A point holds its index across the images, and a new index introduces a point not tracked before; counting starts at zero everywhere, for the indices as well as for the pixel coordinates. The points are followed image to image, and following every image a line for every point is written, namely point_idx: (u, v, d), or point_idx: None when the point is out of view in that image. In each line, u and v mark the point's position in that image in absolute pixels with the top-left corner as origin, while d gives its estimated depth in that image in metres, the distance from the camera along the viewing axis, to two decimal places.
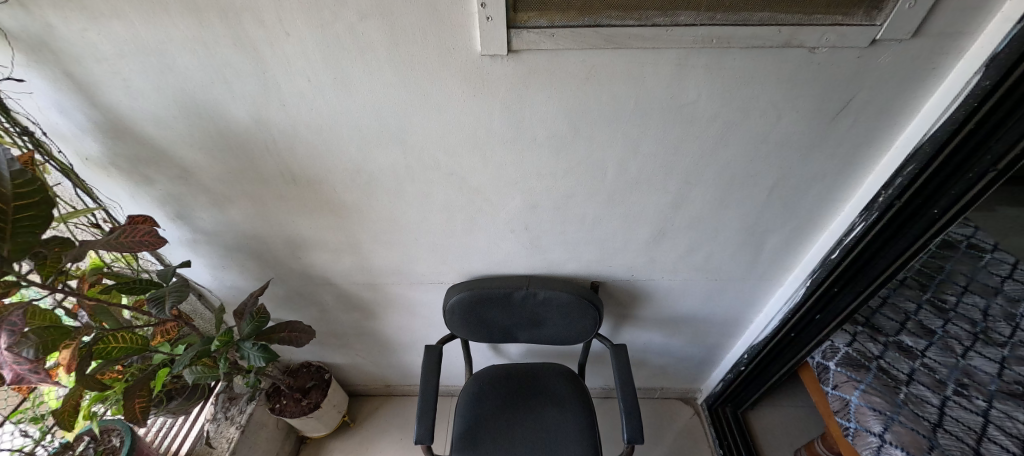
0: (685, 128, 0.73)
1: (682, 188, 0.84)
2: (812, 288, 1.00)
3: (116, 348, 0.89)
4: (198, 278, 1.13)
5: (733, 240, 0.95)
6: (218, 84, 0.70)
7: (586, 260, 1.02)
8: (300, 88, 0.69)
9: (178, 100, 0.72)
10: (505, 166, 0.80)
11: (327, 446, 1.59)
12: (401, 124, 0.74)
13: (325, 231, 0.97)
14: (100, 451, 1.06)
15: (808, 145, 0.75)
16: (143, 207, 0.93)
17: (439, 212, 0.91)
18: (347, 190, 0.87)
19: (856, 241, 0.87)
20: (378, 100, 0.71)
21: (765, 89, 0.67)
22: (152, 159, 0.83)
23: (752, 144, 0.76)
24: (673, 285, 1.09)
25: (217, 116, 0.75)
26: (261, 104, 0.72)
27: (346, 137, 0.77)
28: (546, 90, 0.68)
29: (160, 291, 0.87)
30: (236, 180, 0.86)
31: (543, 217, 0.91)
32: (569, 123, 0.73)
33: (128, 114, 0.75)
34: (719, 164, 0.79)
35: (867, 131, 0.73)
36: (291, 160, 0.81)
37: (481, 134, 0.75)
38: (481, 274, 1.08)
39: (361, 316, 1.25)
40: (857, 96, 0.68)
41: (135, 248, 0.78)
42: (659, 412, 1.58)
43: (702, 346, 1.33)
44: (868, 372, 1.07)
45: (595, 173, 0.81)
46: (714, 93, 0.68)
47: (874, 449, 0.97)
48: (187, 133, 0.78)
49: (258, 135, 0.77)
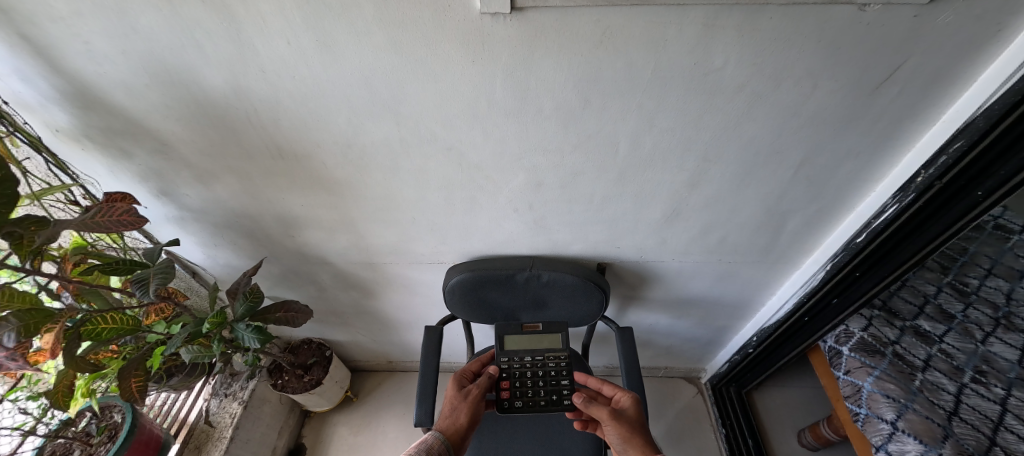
0: (709, 99, 0.66)
1: (700, 165, 0.77)
2: (832, 273, 0.95)
3: (106, 329, 0.86)
4: (190, 256, 1.09)
5: (751, 221, 0.90)
6: (189, 48, 0.63)
7: (593, 241, 0.97)
8: (279, 52, 0.62)
9: (149, 66, 0.66)
10: (508, 140, 0.74)
11: (330, 419, 1.61)
12: (393, 93, 0.67)
13: (318, 209, 0.92)
14: (102, 427, 1.06)
15: (843, 118, 0.68)
16: (124, 183, 0.88)
17: (437, 190, 0.85)
18: (338, 166, 0.81)
19: (886, 224, 0.81)
20: (367, 66, 0.63)
21: (803, 54, 0.59)
22: (128, 131, 0.77)
23: (781, 117, 0.68)
24: (684, 267, 1.04)
25: (193, 84, 0.68)
26: (238, 72, 0.65)
27: (334, 107, 0.70)
28: (555, 54, 0.61)
29: (143, 272, 0.81)
30: (219, 156, 0.80)
31: (549, 195, 0.85)
32: (580, 93, 0.66)
33: (96, 81, 0.69)
34: (742, 140, 0.72)
35: (912, 104, 0.66)
36: (276, 134, 0.75)
37: (481, 106, 0.68)
38: (483, 255, 1.03)
39: (360, 295, 1.22)
40: (906, 64, 0.60)
41: (114, 229, 0.74)
42: (661, 391, 1.57)
43: (710, 327, 1.29)
44: (883, 358, 1.03)
45: (606, 148, 0.74)
46: (744, 59, 0.60)
47: (885, 436, 0.95)
48: (161, 103, 0.71)
49: (239, 105, 0.71)
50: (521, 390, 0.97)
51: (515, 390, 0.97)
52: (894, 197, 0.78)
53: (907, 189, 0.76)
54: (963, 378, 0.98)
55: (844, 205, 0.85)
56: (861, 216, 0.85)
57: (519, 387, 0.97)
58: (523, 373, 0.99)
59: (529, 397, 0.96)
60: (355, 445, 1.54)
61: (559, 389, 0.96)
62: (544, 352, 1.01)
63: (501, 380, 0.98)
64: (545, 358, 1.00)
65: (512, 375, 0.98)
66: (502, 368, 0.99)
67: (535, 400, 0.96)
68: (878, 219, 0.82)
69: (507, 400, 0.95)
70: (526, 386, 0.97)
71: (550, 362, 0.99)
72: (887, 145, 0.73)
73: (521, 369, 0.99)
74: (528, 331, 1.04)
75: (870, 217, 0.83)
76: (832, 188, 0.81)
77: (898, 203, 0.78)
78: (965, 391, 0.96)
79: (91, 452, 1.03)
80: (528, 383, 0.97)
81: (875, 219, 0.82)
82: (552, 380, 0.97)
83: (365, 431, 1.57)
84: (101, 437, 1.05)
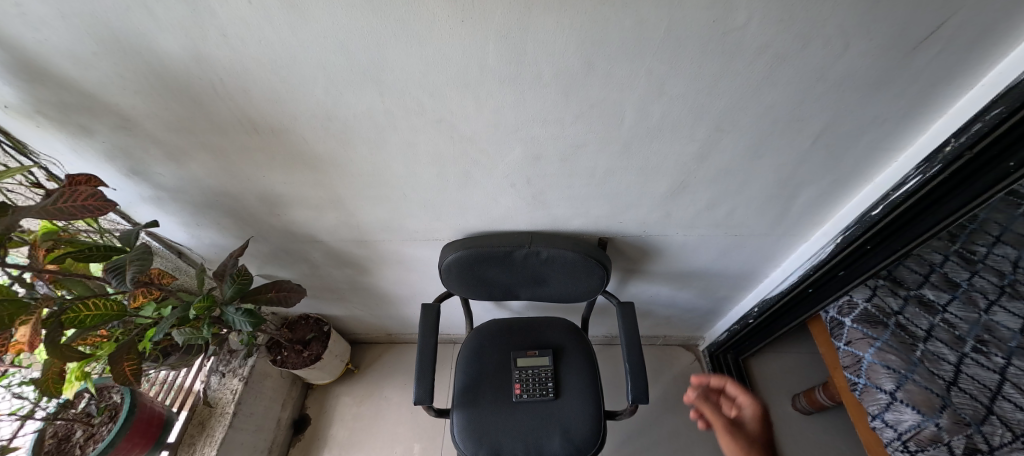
0: (727, 62, 0.59)
1: (712, 136, 0.71)
2: (843, 246, 0.92)
3: (89, 316, 0.83)
4: (173, 236, 1.05)
5: (762, 194, 0.85)
6: (135, 9, 0.55)
7: (594, 216, 0.93)
8: (240, 13, 0.54)
9: (94, 31, 0.58)
10: (503, 110, 0.67)
11: (333, 391, 1.63)
12: (373, 59, 0.60)
13: (303, 187, 0.86)
14: (102, 408, 1.04)
15: (871, 83, 0.62)
16: (90, 163, 0.81)
17: (428, 166, 0.79)
18: (321, 141, 0.74)
19: (907, 196, 0.77)
20: (343, 28, 0.56)
21: (838, 9, 0.52)
22: (83, 106, 0.69)
23: (804, 83, 0.62)
24: (688, 241, 1.00)
25: (147, 51, 0.60)
26: (196, 36, 0.58)
27: (310, 77, 0.63)
28: (555, 13, 0.53)
29: (118, 260, 0.80)
30: (188, 131, 0.74)
31: (548, 169, 0.79)
32: (582, 57, 0.59)
33: (36, 49, 0.61)
34: (759, 107, 0.66)
35: (950, 65, 0.60)
36: (248, 106, 0.68)
37: (474, 72, 0.61)
38: (479, 231, 0.99)
39: (354, 271, 1.18)
40: (952, 19, 0.54)
41: (78, 215, 0.70)
42: (660, 359, 1.59)
43: (711, 298, 1.28)
44: (886, 329, 1.01)
45: (610, 118, 0.68)
46: (769, 16, 0.53)
47: (883, 405, 0.96)
48: (115, 74, 0.64)
49: (202, 75, 0.63)
50: (526, 385, 1.06)
51: (522, 385, 1.06)
52: (917, 168, 0.73)
53: (933, 159, 0.71)
54: (965, 348, 0.95)
55: (862, 176, 0.81)
56: (879, 188, 0.81)
57: (524, 381, 1.07)
58: (529, 374, 1.08)
59: (530, 387, 1.06)
60: (359, 414, 1.57)
61: (546, 385, 1.06)
62: (538, 365, 1.09)
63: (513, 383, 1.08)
64: (539, 370, 1.08)
65: (521, 377, 1.07)
66: (515, 373, 1.08)
67: (532, 390, 1.06)
68: (897, 190, 0.78)
69: (513, 396, 1.07)
70: (528, 380, 1.07)
71: (546, 372, 1.08)
72: (917, 111, 0.67)
73: (528, 374, 1.08)
74: (529, 357, 1.11)
75: (889, 189, 0.79)
76: (853, 157, 0.76)
77: (921, 174, 0.73)
78: (965, 360, 0.94)
79: (94, 432, 1.02)
80: (529, 385, 1.06)
81: (894, 191, 0.78)
82: (547, 381, 1.07)
83: (368, 401, 1.60)
84: (102, 418, 1.04)
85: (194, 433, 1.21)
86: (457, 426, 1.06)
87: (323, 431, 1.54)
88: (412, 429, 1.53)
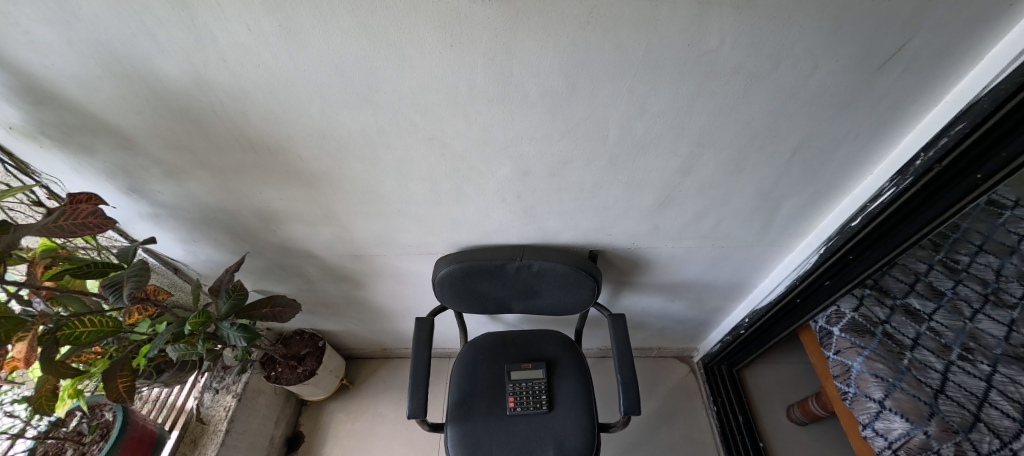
0: (704, 82, 0.62)
1: (694, 151, 0.74)
2: (826, 256, 0.95)
3: (84, 332, 0.85)
4: (170, 252, 1.06)
5: (745, 206, 0.88)
6: (140, 36, 0.57)
7: (584, 229, 0.94)
8: (239, 38, 0.57)
9: (99, 57, 0.61)
10: (492, 129, 0.70)
11: (327, 407, 1.62)
12: (366, 80, 0.62)
13: (298, 203, 0.88)
14: (94, 426, 1.04)
15: (842, 100, 0.66)
16: (91, 181, 0.84)
17: (420, 182, 0.81)
18: (315, 158, 0.77)
19: (883, 207, 0.80)
20: (338, 53, 0.59)
21: (804, 34, 0.56)
22: (86, 128, 0.72)
23: (778, 101, 0.65)
24: (676, 253, 1.02)
25: (149, 74, 0.63)
26: (197, 61, 0.60)
27: (306, 98, 0.65)
28: (540, 36, 0.56)
29: (116, 276, 0.81)
30: (187, 150, 0.76)
31: (538, 184, 0.82)
32: (566, 77, 0.62)
33: (43, 74, 0.63)
34: (737, 124, 0.69)
35: (916, 83, 0.63)
36: (246, 127, 0.71)
37: (462, 91, 0.64)
38: (472, 245, 1.01)
39: (349, 286, 1.19)
40: (911, 42, 0.58)
41: (78, 232, 0.72)
42: (655, 371, 1.59)
43: (702, 309, 1.29)
44: (873, 337, 1.02)
45: (596, 135, 0.71)
46: (740, 40, 0.57)
47: (872, 414, 0.98)
48: (118, 96, 0.66)
49: (203, 97, 0.66)
50: (520, 397, 1.07)
51: (516, 398, 1.07)
52: (891, 181, 0.77)
53: (904, 173, 0.74)
54: (950, 355, 0.96)
55: (841, 188, 0.84)
56: (858, 200, 0.84)
57: (518, 394, 1.07)
58: (523, 387, 1.08)
59: (524, 400, 1.06)
60: (354, 430, 1.56)
61: (539, 398, 1.07)
62: (532, 378, 1.09)
63: (507, 396, 1.08)
64: (533, 383, 1.09)
65: (515, 390, 1.08)
66: (510, 385, 1.09)
67: (526, 402, 1.06)
68: (874, 202, 0.81)
69: (507, 409, 1.07)
70: (522, 392, 1.07)
71: (539, 385, 1.08)
72: (888, 126, 0.70)
73: (522, 386, 1.08)
74: (523, 369, 1.11)
75: (867, 201, 0.82)
76: (831, 170, 0.79)
77: (895, 186, 0.76)
78: (951, 368, 0.95)
79: (85, 451, 1.01)
80: (523, 397, 1.07)
81: (871, 202, 0.81)
82: (541, 394, 1.07)
83: (364, 417, 1.59)
84: (94, 436, 1.03)
85: (186, 451, 1.20)
86: (452, 439, 1.05)
87: (317, 448, 1.53)
88: (407, 444, 1.52)
